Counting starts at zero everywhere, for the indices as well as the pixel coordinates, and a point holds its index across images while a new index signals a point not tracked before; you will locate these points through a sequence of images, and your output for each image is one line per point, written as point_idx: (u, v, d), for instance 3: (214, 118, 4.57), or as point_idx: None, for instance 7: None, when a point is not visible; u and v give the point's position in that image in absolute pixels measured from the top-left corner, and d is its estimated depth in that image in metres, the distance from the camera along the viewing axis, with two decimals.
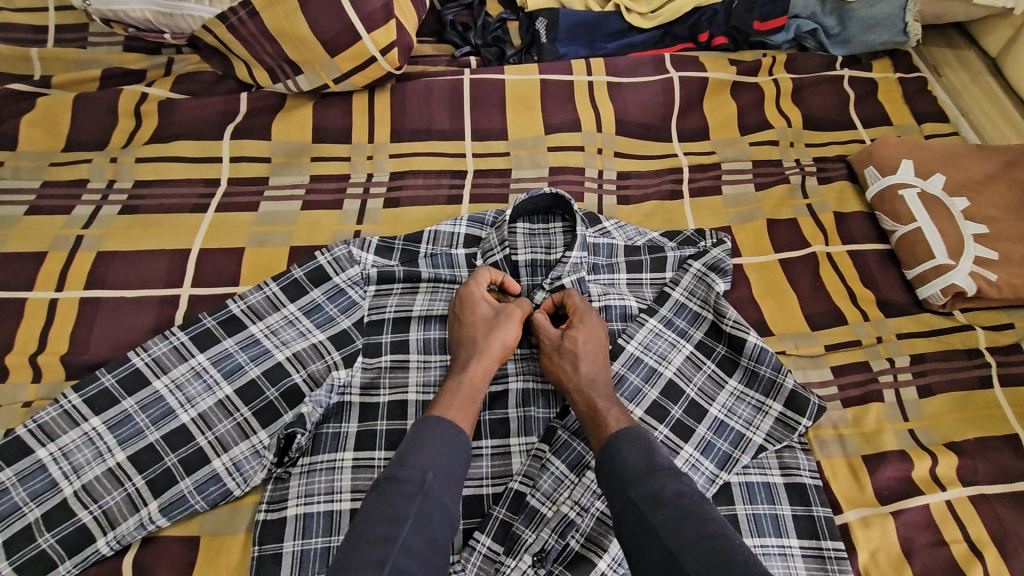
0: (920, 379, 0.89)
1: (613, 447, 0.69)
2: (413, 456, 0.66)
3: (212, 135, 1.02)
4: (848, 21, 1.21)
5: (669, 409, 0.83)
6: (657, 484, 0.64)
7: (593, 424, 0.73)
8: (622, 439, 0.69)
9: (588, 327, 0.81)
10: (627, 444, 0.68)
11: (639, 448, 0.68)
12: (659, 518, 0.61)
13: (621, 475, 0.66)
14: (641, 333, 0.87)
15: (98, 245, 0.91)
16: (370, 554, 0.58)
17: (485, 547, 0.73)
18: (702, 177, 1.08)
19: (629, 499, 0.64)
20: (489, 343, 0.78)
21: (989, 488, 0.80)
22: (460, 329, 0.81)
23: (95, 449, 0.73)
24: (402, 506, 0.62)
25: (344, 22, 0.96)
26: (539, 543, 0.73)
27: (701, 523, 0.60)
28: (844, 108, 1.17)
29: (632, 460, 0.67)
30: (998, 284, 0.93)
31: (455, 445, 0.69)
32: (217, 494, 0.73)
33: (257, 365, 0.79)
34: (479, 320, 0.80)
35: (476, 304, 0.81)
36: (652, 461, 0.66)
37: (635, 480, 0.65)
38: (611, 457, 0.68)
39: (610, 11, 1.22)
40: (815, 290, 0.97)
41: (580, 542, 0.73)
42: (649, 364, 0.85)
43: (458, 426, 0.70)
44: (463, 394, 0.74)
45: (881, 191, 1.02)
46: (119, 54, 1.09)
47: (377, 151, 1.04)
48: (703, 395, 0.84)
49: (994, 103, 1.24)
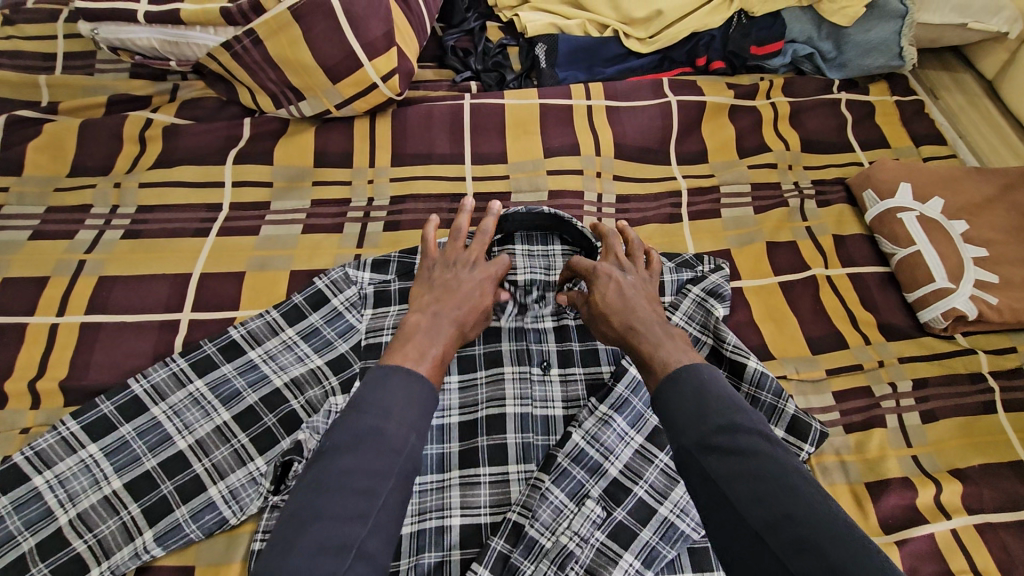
0: (922, 404, 0.88)
1: (673, 388, 0.65)
2: (393, 412, 0.62)
3: (215, 160, 1.03)
4: (844, 45, 1.23)
5: None
6: (715, 429, 0.60)
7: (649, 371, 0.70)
8: (670, 382, 0.65)
9: (617, 280, 0.81)
10: (679, 388, 0.65)
11: (692, 390, 0.64)
12: (717, 467, 0.59)
13: (671, 419, 0.63)
14: None
15: (100, 270, 0.92)
16: (353, 506, 0.56)
17: None
18: (701, 200, 1.09)
19: (682, 446, 0.61)
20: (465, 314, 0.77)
21: (995, 517, 0.78)
22: (435, 292, 0.78)
23: (92, 477, 0.72)
24: (386, 462, 0.59)
25: (346, 49, 0.97)
26: None
27: (765, 469, 0.57)
28: (840, 131, 1.20)
29: (686, 403, 0.63)
30: (999, 308, 0.93)
31: (419, 396, 0.64)
32: (213, 523, 0.72)
33: (254, 391, 0.80)
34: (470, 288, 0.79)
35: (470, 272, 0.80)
36: (711, 402, 0.62)
37: (689, 425, 0.61)
38: (668, 400, 0.65)
39: (609, 36, 1.24)
40: (816, 314, 0.96)
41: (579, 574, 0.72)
42: None
43: (424, 382, 0.66)
44: (429, 348, 0.70)
45: (880, 214, 1.03)
46: (126, 81, 1.11)
47: (377, 175, 1.05)
48: None
49: (992, 126, 1.26)
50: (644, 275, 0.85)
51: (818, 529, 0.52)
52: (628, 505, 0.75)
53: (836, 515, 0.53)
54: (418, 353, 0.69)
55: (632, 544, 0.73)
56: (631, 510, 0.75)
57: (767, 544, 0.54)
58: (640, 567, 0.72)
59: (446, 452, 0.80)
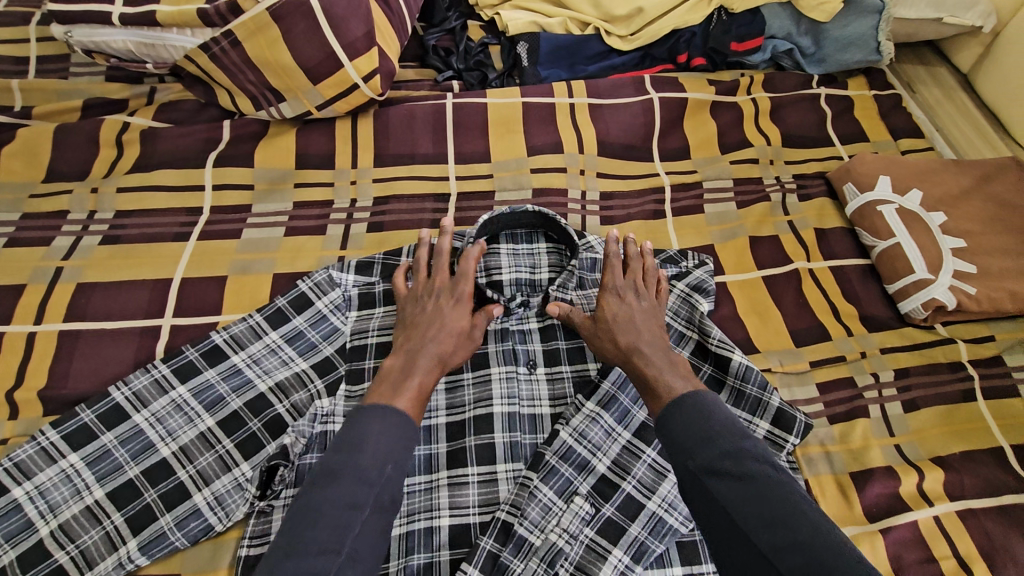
0: (904, 393, 0.89)
1: (670, 415, 0.66)
2: (369, 443, 0.62)
3: (194, 163, 1.02)
4: (823, 40, 1.25)
5: None
6: (715, 453, 0.61)
7: (649, 394, 0.71)
8: (674, 407, 0.66)
9: (629, 303, 0.81)
10: (679, 414, 0.66)
11: (692, 415, 0.65)
12: (723, 492, 0.59)
13: (673, 445, 0.64)
14: None
15: (79, 276, 0.90)
16: (325, 540, 0.56)
17: None
18: (684, 196, 1.10)
19: (686, 470, 0.62)
20: (446, 345, 0.76)
21: (976, 502, 0.80)
22: (409, 331, 0.78)
23: (73, 487, 0.71)
24: (362, 493, 0.59)
25: (326, 50, 0.97)
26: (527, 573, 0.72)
27: (770, 494, 0.57)
28: (820, 125, 1.21)
29: (686, 427, 0.64)
30: (978, 297, 0.94)
31: (400, 429, 0.65)
32: (199, 530, 0.71)
33: (238, 396, 0.79)
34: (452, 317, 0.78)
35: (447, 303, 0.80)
36: (707, 425, 0.63)
37: (691, 451, 0.62)
38: (666, 426, 0.66)
39: (590, 34, 1.24)
40: (799, 308, 0.97)
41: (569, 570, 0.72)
42: None
43: (403, 414, 0.66)
44: (408, 383, 0.71)
45: (861, 207, 1.04)
46: (102, 85, 1.09)
47: (360, 176, 1.04)
48: None
49: (969, 118, 1.28)
50: (657, 302, 0.84)
51: (823, 551, 0.53)
52: (617, 501, 0.76)
53: (835, 536, 0.54)
54: (393, 390, 0.70)
55: (621, 540, 0.73)
56: (619, 506, 0.75)
57: (775, 567, 0.54)
58: (629, 562, 0.72)
59: (434, 453, 0.79)
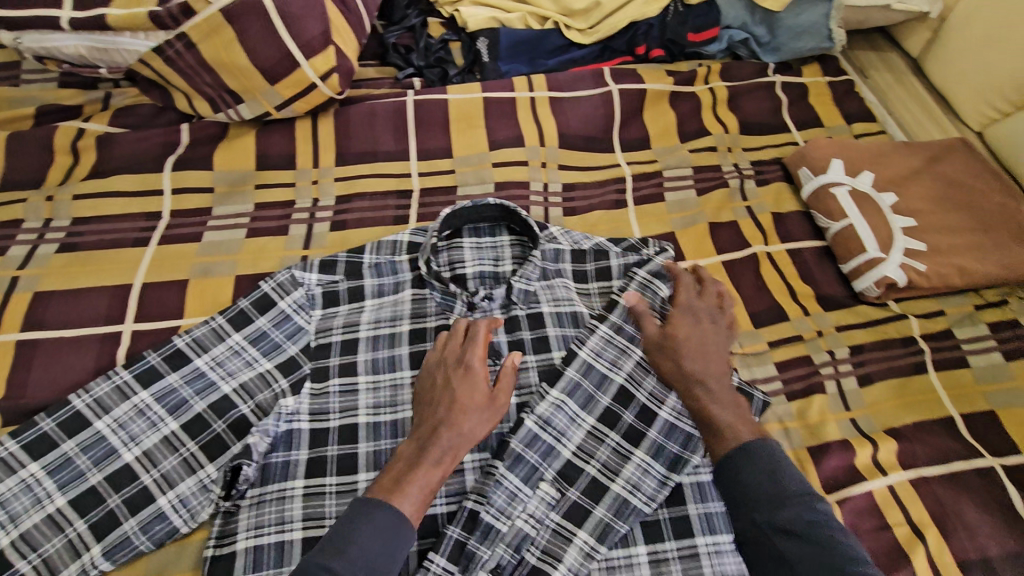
0: (859, 369, 0.92)
1: (736, 464, 0.72)
2: (352, 546, 0.63)
3: (152, 167, 1.01)
4: (778, 29, 1.27)
5: (621, 414, 0.81)
6: (785, 512, 0.67)
7: (713, 434, 0.75)
8: (743, 457, 0.72)
9: (696, 327, 0.84)
10: (749, 467, 0.71)
11: (765, 470, 0.70)
12: (790, 549, 0.66)
13: (742, 495, 0.70)
14: (592, 340, 0.84)
15: (36, 285, 0.89)
16: None
17: (439, 568, 0.71)
18: (645, 185, 1.11)
19: (752, 523, 0.68)
20: (467, 432, 0.74)
21: (928, 471, 0.83)
22: (430, 406, 0.76)
23: (34, 496, 0.70)
24: None
25: (283, 49, 0.96)
26: (495, 559, 0.73)
27: (831, 554, 0.64)
28: (777, 112, 1.24)
29: (758, 483, 0.70)
30: (928, 274, 0.97)
31: (391, 533, 0.65)
32: (164, 533, 0.71)
33: (202, 398, 0.79)
34: (468, 397, 0.75)
35: (470, 376, 0.77)
36: (779, 486, 0.69)
37: (761, 506, 0.68)
38: (735, 474, 0.72)
39: (549, 29, 1.26)
40: (758, 290, 1.00)
41: (536, 555, 0.74)
42: (602, 371, 0.83)
43: (405, 517, 0.67)
44: (428, 480, 0.70)
45: (815, 190, 1.07)
46: (55, 91, 1.07)
47: (322, 176, 1.04)
48: (655, 399, 0.82)
49: (919, 102, 1.32)
50: (715, 319, 0.85)
51: None
52: (581, 485, 0.77)
53: None
54: (393, 484, 0.70)
55: (586, 522, 0.75)
56: (584, 489, 0.77)
57: None
58: (594, 544, 0.73)
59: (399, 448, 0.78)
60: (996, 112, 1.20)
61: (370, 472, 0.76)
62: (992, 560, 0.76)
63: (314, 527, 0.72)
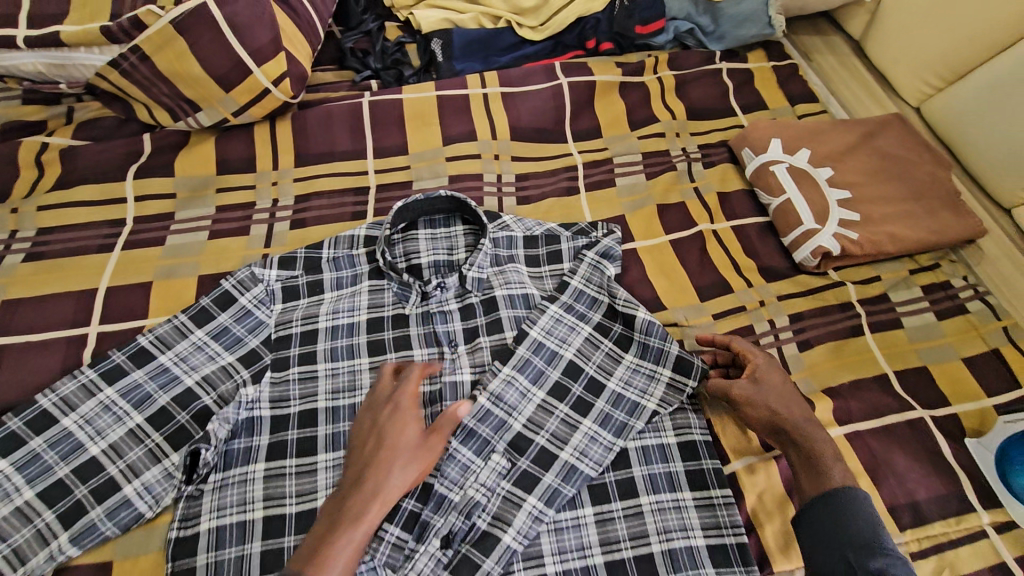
0: (800, 335, 0.98)
1: (836, 505, 0.70)
2: None
3: (115, 177, 1.04)
4: (720, 19, 1.32)
5: (570, 387, 0.86)
6: (880, 563, 0.65)
7: (814, 472, 0.74)
8: (843, 498, 0.70)
9: (772, 371, 0.83)
10: (856, 512, 0.69)
11: (864, 519, 0.69)
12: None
13: (840, 537, 0.68)
14: (543, 320, 0.89)
15: (3, 294, 0.92)
16: None
17: (393, 537, 0.76)
18: (596, 172, 1.16)
19: (848, 566, 0.66)
20: (395, 480, 0.72)
21: (863, 425, 0.90)
22: (360, 453, 0.74)
23: (2, 490, 0.73)
24: None
25: (234, 58, 1.00)
26: (447, 527, 0.77)
27: None
28: (723, 97, 1.28)
29: (858, 528, 0.68)
30: (861, 242, 1.03)
31: None
32: (129, 518, 0.75)
33: (166, 392, 0.82)
34: (399, 438, 0.74)
35: (402, 418, 0.75)
36: (877, 537, 0.67)
37: (853, 547, 0.67)
38: (838, 515, 0.69)
39: (502, 27, 1.30)
40: (703, 266, 1.05)
41: (487, 521, 0.77)
42: (551, 348, 0.88)
43: None
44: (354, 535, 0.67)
45: (757, 169, 1.11)
46: (17, 108, 1.10)
47: (281, 177, 1.08)
48: (602, 372, 0.88)
49: (860, 81, 1.37)
50: (772, 361, 0.85)
51: None
52: (531, 454, 0.81)
53: None
54: (318, 546, 0.66)
55: (536, 488, 0.79)
56: (534, 458, 0.81)
57: None
58: (543, 508, 0.77)
59: None
60: (931, 87, 1.25)
61: (328, 453, 0.80)
62: (920, 504, 0.84)
63: (274, 506, 0.76)
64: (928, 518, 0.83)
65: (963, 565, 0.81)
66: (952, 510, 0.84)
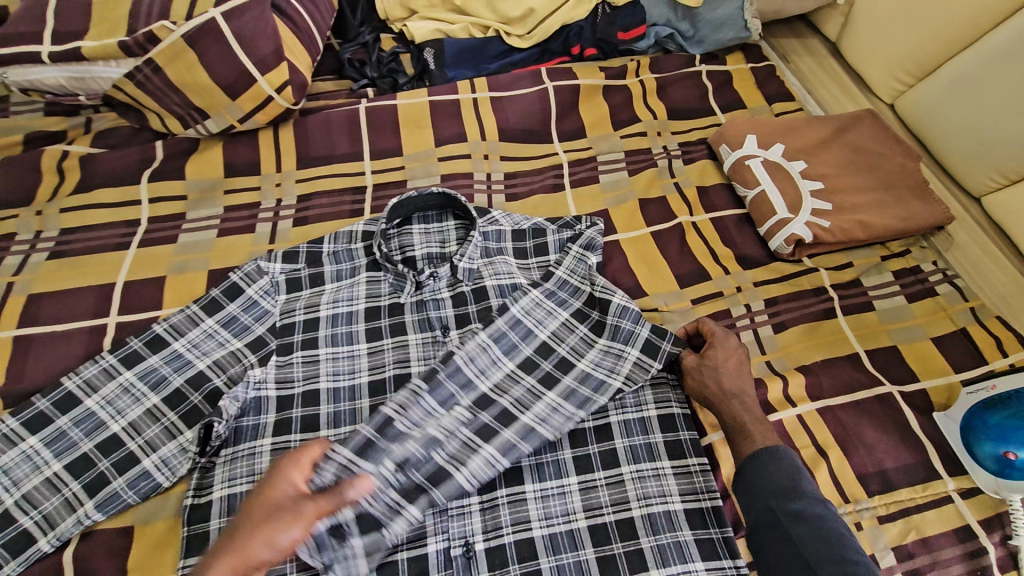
0: (774, 318, 1.04)
1: (758, 460, 0.77)
2: None
3: (131, 181, 1.12)
4: (698, 23, 1.40)
5: (540, 363, 0.91)
6: (799, 505, 0.72)
7: (741, 435, 0.81)
8: (765, 454, 0.77)
9: (723, 351, 0.89)
10: (774, 462, 0.76)
11: (783, 467, 0.75)
12: (798, 532, 0.70)
13: (761, 488, 0.75)
14: (523, 300, 0.94)
15: (29, 289, 0.99)
16: None
17: (342, 459, 0.80)
18: (581, 169, 1.22)
19: (770, 509, 0.73)
20: (262, 546, 0.64)
21: (834, 400, 0.95)
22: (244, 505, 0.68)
23: (33, 463, 0.80)
24: None
25: (239, 69, 1.08)
26: (402, 453, 0.82)
27: (832, 541, 0.69)
28: (703, 98, 1.35)
29: (775, 475, 0.75)
30: (832, 229, 1.08)
31: None
32: (148, 488, 0.82)
33: (179, 375, 0.88)
34: (277, 496, 0.67)
35: (285, 480, 0.68)
36: (794, 481, 0.74)
37: (775, 495, 0.73)
38: (759, 466, 0.76)
39: (491, 36, 1.37)
40: (683, 254, 1.11)
41: (444, 457, 0.83)
42: (528, 326, 0.93)
43: None
44: None
45: (733, 164, 1.17)
46: (40, 119, 1.19)
47: (285, 178, 1.16)
48: (574, 352, 0.92)
49: (836, 80, 1.43)
50: (731, 341, 0.91)
51: None
52: (493, 411, 0.87)
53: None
54: None
55: (494, 440, 0.84)
56: (495, 415, 0.87)
57: None
58: (498, 456, 0.83)
59: (358, 408, 0.89)
60: (902, 84, 1.30)
61: (331, 429, 0.87)
62: (888, 472, 0.89)
63: None
64: (895, 486, 0.88)
65: (929, 528, 0.86)
66: (919, 477, 0.89)
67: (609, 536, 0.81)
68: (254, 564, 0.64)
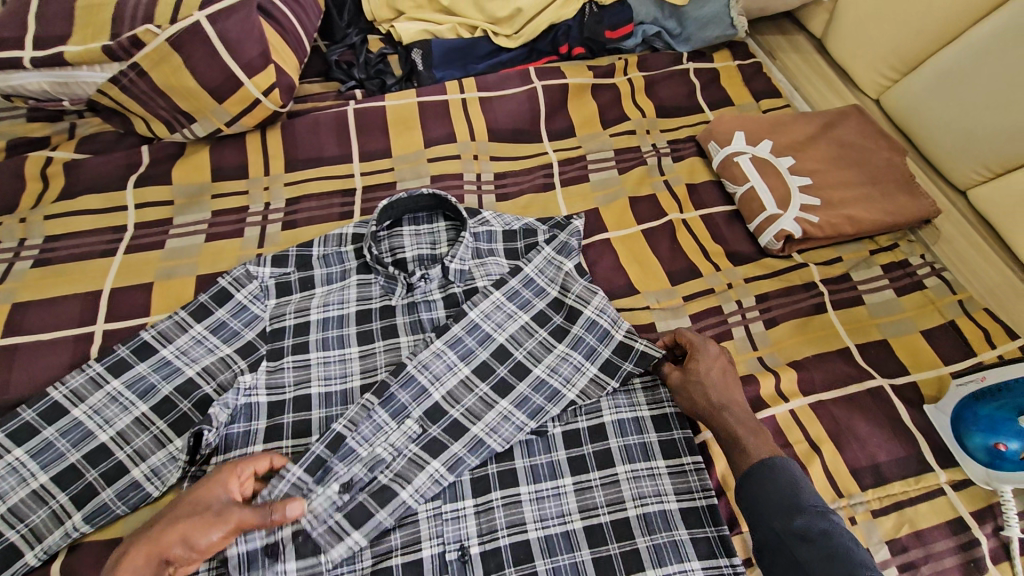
0: (765, 313, 1.05)
1: (756, 479, 0.77)
2: None
3: (116, 187, 1.10)
4: (685, 21, 1.39)
5: (495, 368, 0.91)
6: (802, 522, 0.71)
7: (734, 451, 0.81)
8: (763, 470, 0.77)
9: (706, 364, 0.87)
10: (773, 479, 0.76)
11: (784, 482, 0.75)
12: (804, 553, 0.70)
13: (764, 509, 0.75)
14: (484, 303, 0.94)
15: (13, 297, 0.98)
16: None
17: (296, 477, 0.80)
18: (571, 169, 1.22)
19: (773, 531, 0.73)
20: (178, 533, 0.66)
21: (826, 395, 0.95)
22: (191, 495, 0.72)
23: (19, 475, 0.79)
24: None
25: (225, 71, 1.07)
26: (349, 475, 0.83)
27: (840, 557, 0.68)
28: (691, 95, 1.35)
29: (776, 492, 0.75)
30: (821, 224, 1.09)
31: None
32: (137, 498, 0.81)
33: (168, 382, 0.87)
34: (209, 492, 0.70)
35: (223, 481, 0.71)
36: (795, 497, 0.74)
37: (779, 515, 0.73)
38: (759, 486, 0.76)
39: (478, 37, 1.37)
40: (674, 251, 1.11)
41: (388, 476, 0.83)
42: (486, 330, 0.93)
43: None
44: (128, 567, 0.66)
45: (722, 160, 1.18)
46: (23, 125, 1.17)
47: (273, 182, 1.15)
48: (530, 357, 0.92)
49: (822, 76, 1.44)
50: (711, 351, 0.89)
51: None
52: (443, 424, 0.87)
53: None
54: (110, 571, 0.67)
55: (441, 455, 0.85)
56: (445, 428, 0.87)
57: None
58: (443, 472, 0.83)
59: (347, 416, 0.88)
60: (887, 79, 1.31)
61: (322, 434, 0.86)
62: (881, 466, 0.90)
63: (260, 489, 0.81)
64: (888, 479, 0.89)
65: (922, 521, 0.86)
66: (912, 470, 0.90)
67: (604, 537, 0.81)
68: (168, 557, 0.66)
